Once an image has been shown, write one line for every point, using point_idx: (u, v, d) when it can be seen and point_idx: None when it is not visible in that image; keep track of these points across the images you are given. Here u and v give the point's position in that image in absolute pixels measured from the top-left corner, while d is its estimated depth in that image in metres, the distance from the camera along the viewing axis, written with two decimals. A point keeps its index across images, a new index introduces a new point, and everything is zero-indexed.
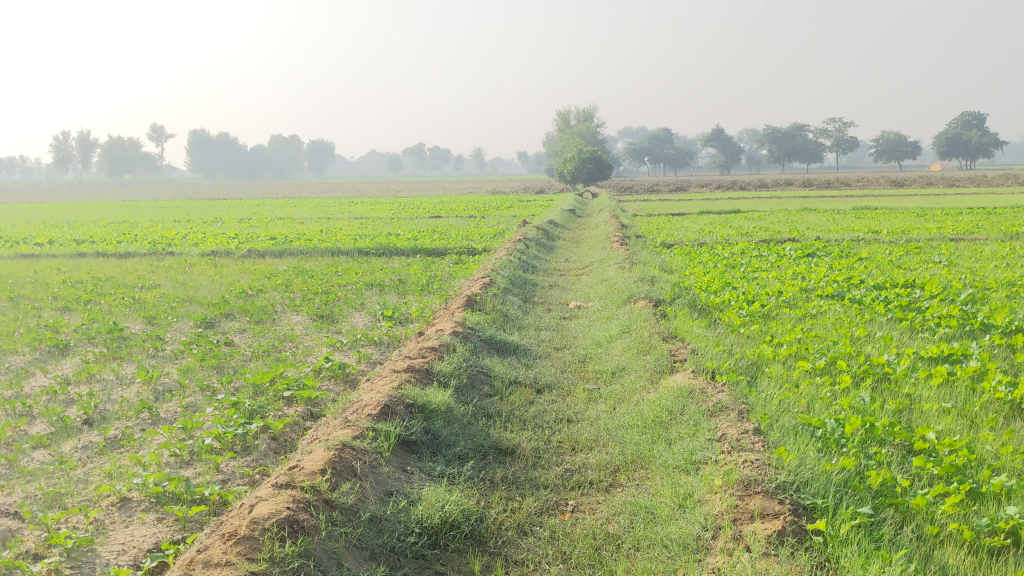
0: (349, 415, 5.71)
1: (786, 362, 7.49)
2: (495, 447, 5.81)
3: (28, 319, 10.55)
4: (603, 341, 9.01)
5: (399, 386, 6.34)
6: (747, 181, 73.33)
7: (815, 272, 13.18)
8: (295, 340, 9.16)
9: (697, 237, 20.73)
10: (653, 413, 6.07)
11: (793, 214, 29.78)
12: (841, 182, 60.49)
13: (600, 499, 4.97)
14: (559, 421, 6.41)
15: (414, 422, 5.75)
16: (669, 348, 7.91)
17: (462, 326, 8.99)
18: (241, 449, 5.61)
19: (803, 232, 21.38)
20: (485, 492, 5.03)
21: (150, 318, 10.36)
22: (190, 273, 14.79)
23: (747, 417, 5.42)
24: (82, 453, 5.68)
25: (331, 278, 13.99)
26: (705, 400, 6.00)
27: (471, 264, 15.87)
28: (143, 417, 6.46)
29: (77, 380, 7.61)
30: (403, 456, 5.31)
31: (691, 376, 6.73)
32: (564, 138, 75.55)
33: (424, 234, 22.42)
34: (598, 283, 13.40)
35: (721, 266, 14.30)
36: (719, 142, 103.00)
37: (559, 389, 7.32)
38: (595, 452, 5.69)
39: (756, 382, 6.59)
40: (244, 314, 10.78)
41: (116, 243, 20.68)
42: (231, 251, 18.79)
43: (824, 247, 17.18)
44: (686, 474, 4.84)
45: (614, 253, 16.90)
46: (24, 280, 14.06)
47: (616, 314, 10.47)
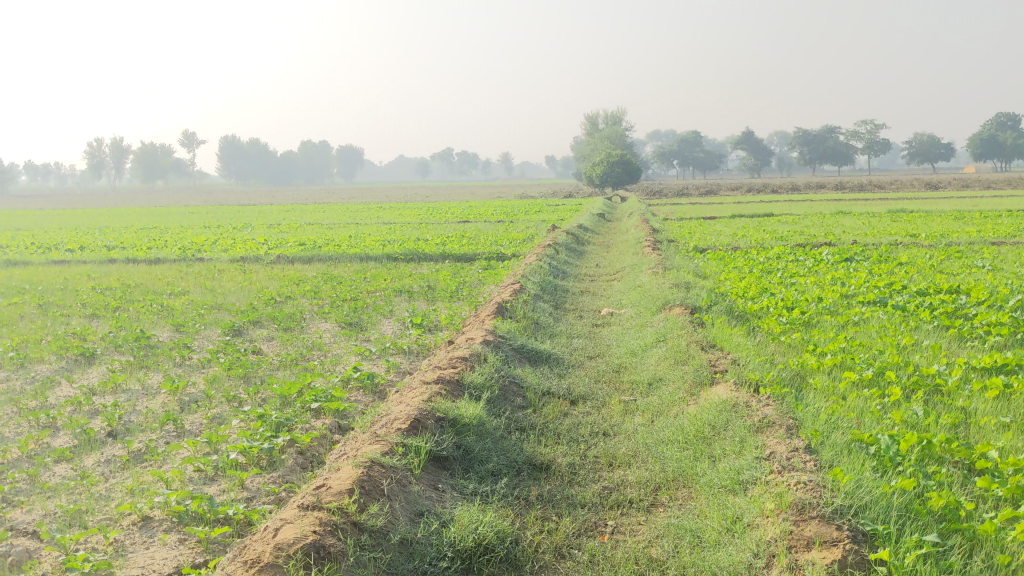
0: (378, 429, 5.50)
1: (831, 373, 7.19)
2: (530, 462, 5.58)
3: (56, 327, 10.47)
4: (637, 350, 8.74)
5: (430, 398, 6.13)
6: (777, 182, 72.66)
7: (854, 278, 12.82)
8: (324, 348, 8.99)
9: (729, 241, 20.40)
10: (695, 428, 5.81)
11: (825, 217, 29.30)
12: (874, 185, 59.69)
13: (641, 520, 4.72)
14: (595, 435, 6.16)
15: (445, 436, 5.53)
16: (709, 358, 7.64)
17: (494, 335, 8.77)
18: (267, 463, 5.42)
19: (839, 236, 20.94)
20: (520, 511, 4.80)
21: (178, 326, 10.23)
22: (219, 280, 14.71)
23: (796, 434, 5.15)
24: (105, 468, 5.52)
25: (360, 284, 13.83)
26: (749, 414, 5.72)
27: (500, 270, 15.67)
28: (168, 429, 6.29)
29: (103, 390, 7.48)
30: (434, 472, 5.10)
31: (734, 389, 6.46)
32: (592, 142, 75.27)
33: (453, 239, 22.24)
34: (631, 289, 13.14)
35: (757, 271, 13.96)
36: (749, 145, 102.13)
37: (594, 401, 7.07)
38: (634, 469, 5.44)
39: (802, 395, 6.30)
40: (272, 321, 10.64)
41: (146, 249, 20.68)
42: (260, 256, 18.72)
43: (862, 252, 16.77)
44: (734, 496, 4.59)
45: (646, 258, 16.63)
46: (54, 287, 14.02)
47: (650, 322, 10.19)
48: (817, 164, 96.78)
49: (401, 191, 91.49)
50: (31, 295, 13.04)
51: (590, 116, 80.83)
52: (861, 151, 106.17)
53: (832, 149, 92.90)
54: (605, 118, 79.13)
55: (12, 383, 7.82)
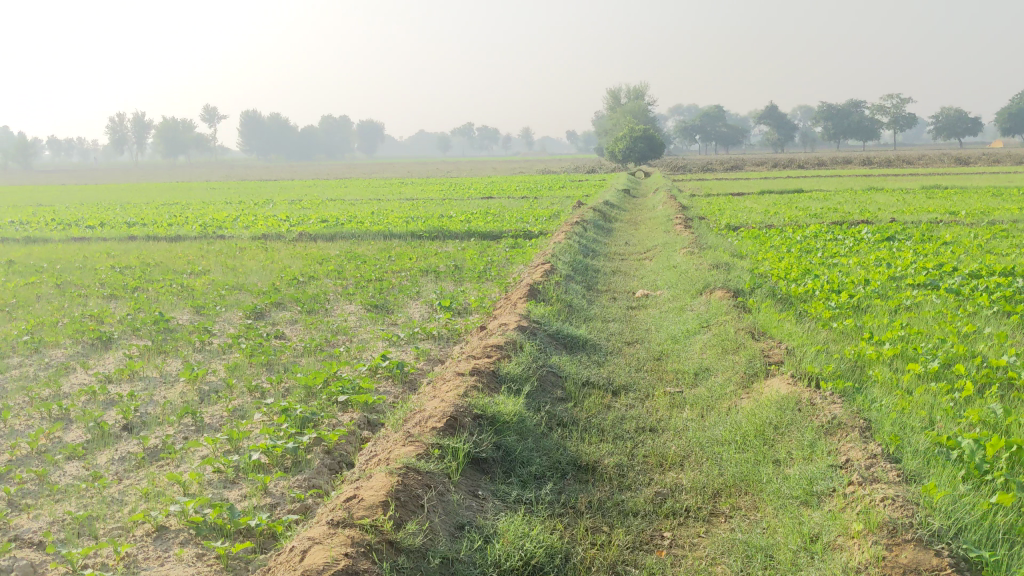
0: (411, 428, 5.08)
1: (892, 364, 6.68)
2: (574, 464, 5.14)
3: (74, 308, 10.13)
4: (680, 335, 8.29)
5: (465, 393, 5.70)
6: (805, 157, 71.54)
7: (900, 258, 12.24)
8: (350, 333, 8.59)
9: (763, 219, 19.81)
10: (754, 426, 5.35)
11: (858, 193, 28.61)
12: (903, 160, 58.56)
13: (702, 533, 4.28)
14: (642, 431, 5.72)
15: (483, 436, 5.12)
16: (759, 347, 7.16)
17: (527, 320, 8.34)
18: (292, 465, 5.02)
19: (875, 213, 20.29)
20: (568, 522, 4.38)
21: (198, 308, 9.85)
22: (240, 259, 14.31)
23: (872, 438, 4.69)
24: (119, 468, 5.14)
25: (385, 264, 13.41)
26: (815, 414, 5.26)
27: (528, 248, 15.23)
28: (186, 423, 5.91)
29: (119, 379, 7.11)
30: (472, 478, 4.69)
31: (793, 384, 5.99)
32: (614, 116, 74.30)
33: (477, 216, 21.80)
34: (666, 269, 12.64)
35: (797, 251, 13.40)
36: (774, 119, 100.63)
37: (636, 392, 6.63)
38: (689, 471, 4.99)
39: (866, 390, 5.81)
40: (295, 303, 10.24)
41: (167, 226, 20.37)
42: (282, 233, 18.33)
43: (903, 230, 16.18)
44: (808, 512, 4.15)
45: (678, 236, 16.13)
46: (72, 266, 13.68)
47: (690, 306, 9.70)
48: (841, 139, 95.37)
49: (424, 167, 91.02)
50: (49, 274, 12.72)
51: (612, 90, 79.73)
52: (887, 127, 104.51)
53: (857, 123, 91.44)
54: (628, 92, 77.90)
55: (24, 370, 7.47)
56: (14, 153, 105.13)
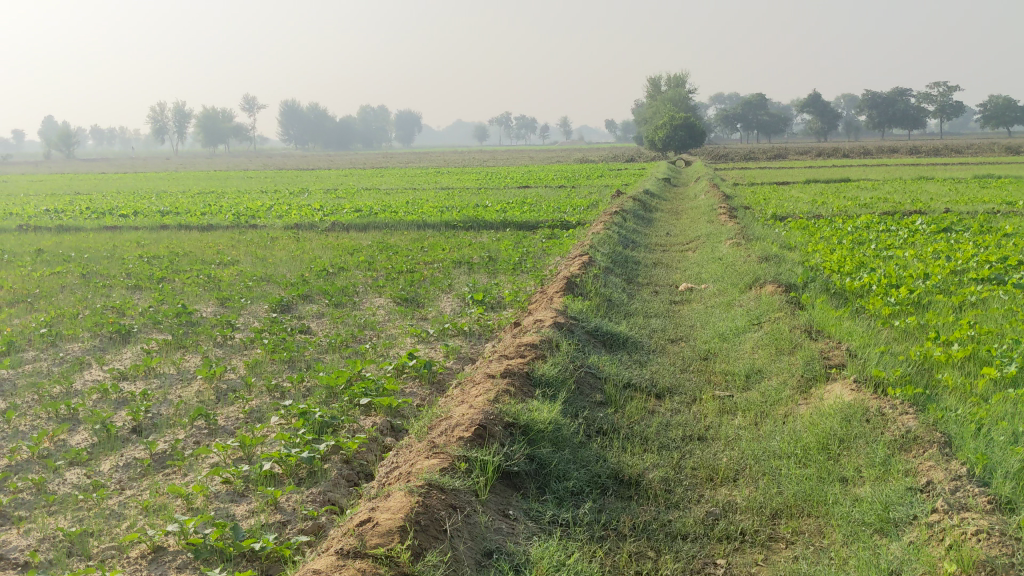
0: (436, 439, 4.64)
1: (963, 368, 6.09)
2: (615, 478, 4.67)
3: (96, 300, 9.82)
4: (728, 332, 7.76)
5: (496, 398, 5.25)
6: (848, 146, 70.05)
7: (959, 250, 11.57)
8: (377, 328, 8.18)
9: (810, 209, 19.09)
10: (816, 439, 4.83)
11: (908, 183, 27.71)
12: (951, 149, 57.00)
13: (761, 561, 3.79)
14: (689, 440, 5.22)
15: (516, 446, 4.66)
16: (817, 348, 6.63)
17: (564, 316, 7.86)
18: (306, 476, 4.59)
19: (928, 203, 19.49)
20: (609, 546, 3.91)
21: (223, 301, 9.51)
22: (271, 249, 14.00)
23: (953, 457, 4.17)
24: (122, 476, 4.76)
25: (417, 255, 13.01)
26: (885, 427, 4.73)
27: (565, 239, 14.73)
28: (199, 426, 5.53)
29: (134, 375, 6.76)
30: (503, 495, 4.24)
31: (856, 391, 5.46)
32: (653, 105, 73.31)
33: (514, 206, 21.34)
34: (710, 262, 12.09)
35: (848, 243, 12.76)
36: (817, 108, 98.68)
37: (682, 395, 6.13)
38: (743, 488, 4.49)
39: (938, 397, 5.25)
40: (323, 296, 9.86)
41: (201, 215, 20.17)
42: (315, 223, 18.02)
43: (959, 220, 15.41)
44: (884, 543, 3.64)
45: (723, 227, 15.53)
46: (101, 255, 13.44)
47: (738, 301, 9.17)
48: (886, 128, 93.35)
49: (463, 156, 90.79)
50: (76, 264, 12.49)
51: (652, 77, 78.68)
52: (933, 115, 102.13)
53: (902, 111, 89.33)
54: (667, 81, 76.80)
55: (37, 365, 7.15)
56: (59, 143, 106.73)
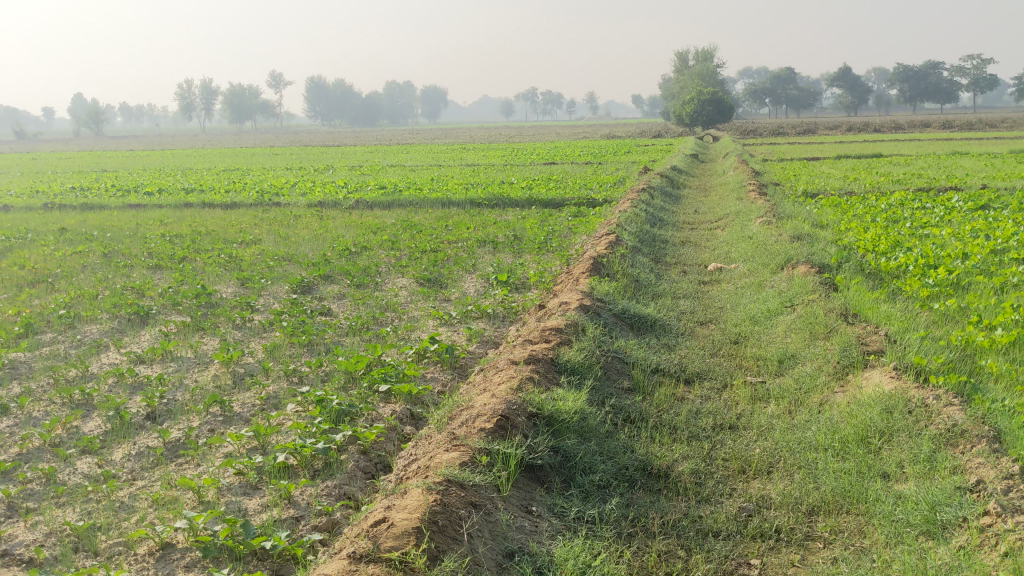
0: (456, 430, 4.46)
1: (1008, 354, 5.78)
2: (643, 470, 4.47)
3: (117, 280, 9.73)
4: (759, 315, 7.52)
5: (519, 386, 5.06)
6: (879, 122, 68.83)
7: (998, 228, 11.18)
8: (399, 309, 8.01)
9: (842, 186, 18.65)
10: (854, 430, 4.60)
11: (941, 158, 27.09)
12: (986, 124, 55.82)
13: (797, 561, 3.57)
14: (719, 429, 5.01)
15: (539, 438, 4.48)
16: (853, 333, 6.36)
17: (591, 298, 7.65)
18: (322, 468, 4.44)
19: (964, 179, 18.98)
20: (637, 544, 3.72)
21: (243, 281, 9.36)
22: (293, 228, 13.85)
23: (1004, 453, 3.94)
24: (133, 466, 4.64)
25: (441, 233, 12.82)
26: (929, 420, 4.49)
27: (592, 217, 14.47)
28: (214, 412, 5.40)
29: (151, 359, 6.64)
30: (525, 490, 4.06)
31: (896, 379, 5.21)
32: (681, 80, 72.38)
33: (539, 183, 21.09)
34: (740, 241, 11.80)
35: (882, 221, 12.40)
36: (848, 82, 97.05)
37: (712, 381, 5.91)
38: (778, 481, 4.27)
39: (983, 385, 4.99)
40: (344, 276, 9.69)
41: (224, 192, 20.06)
42: (339, 200, 17.87)
43: (997, 197, 14.97)
44: (930, 547, 3.42)
45: (752, 204, 15.20)
46: (123, 234, 13.36)
47: (770, 282, 8.91)
48: (918, 102, 91.66)
49: (489, 133, 90.34)
50: (98, 243, 12.40)
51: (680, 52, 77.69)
52: (967, 89, 100.09)
53: (935, 85, 87.54)
54: (695, 56, 75.83)
55: (54, 348, 7.05)
56: (86, 121, 107.59)
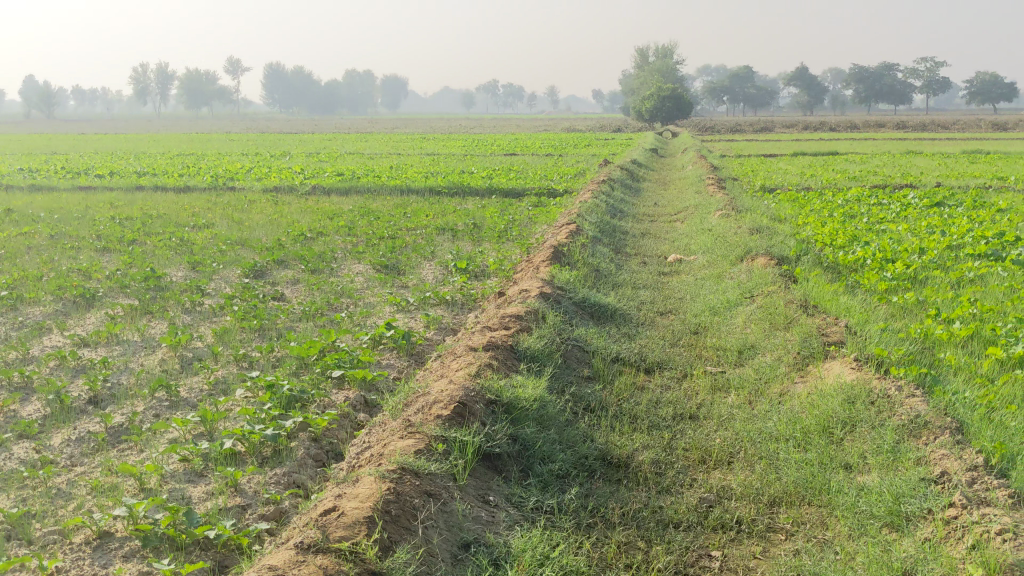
0: (412, 417, 4.33)
1: (966, 347, 5.77)
2: (603, 460, 4.37)
3: (63, 262, 9.42)
4: (720, 306, 7.47)
5: (477, 373, 4.93)
6: (834, 121, 69.71)
7: (953, 224, 11.27)
8: (355, 295, 7.83)
9: (800, 181, 18.76)
10: (816, 421, 4.54)
11: (896, 157, 27.39)
12: (938, 125, 56.71)
13: (759, 554, 3.49)
14: (679, 419, 4.93)
15: (497, 426, 4.36)
16: (814, 324, 6.32)
17: (551, 286, 7.54)
18: (271, 455, 4.27)
19: (918, 177, 19.19)
20: (596, 535, 3.61)
21: (194, 265, 9.11)
22: (248, 212, 13.56)
23: (967, 445, 3.90)
24: (73, 452, 4.44)
25: (400, 221, 12.63)
26: (892, 410, 4.44)
27: (552, 207, 14.38)
28: (160, 397, 5.20)
29: (96, 342, 6.40)
30: (482, 479, 3.93)
31: (857, 370, 5.17)
32: (641, 75, 72.59)
33: (499, 173, 20.94)
34: (699, 233, 11.78)
35: (840, 216, 12.46)
36: (805, 82, 98.12)
37: (672, 370, 5.83)
38: (739, 472, 4.20)
39: (943, 377, 4.96)
40: (299, 261, 9.48)
41: (178, 176, 19.65)
42: (295, 186, 17.56)
43: (951, 194, 15.14)
44: (895, 540, 3.37)
45: (711, 197, 15.22)
46: (71, 216, 12.97)
47: (729, 274, 8.88)
48: (872, 103, 93.04)
49: (449, 124, 89.99)
50: (44, 224, 12.02)
51: (641, 47, 77.85)
52: (921, 91, 101.73)
53: (889, 86, 88.91)
54: (655, 51, 76.12)
55: None
56: (36, 103, 105.14)
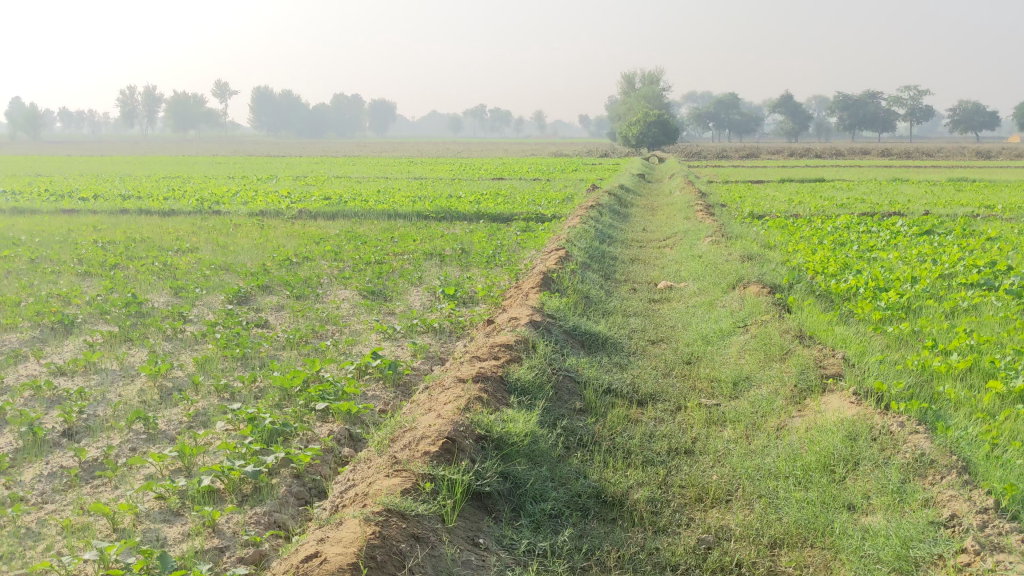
0: (398, 453, 4.16)
1: (965, 380, 5.64)
2: (596, 498, 4.22)
3: (42, 286, 9.22)
4: (713, 335, 7.34)
5: (466, 406, 4.77)
6: (819, 147, 70.16)
7: (945, 253, 11.21)
8: (341, 323, 7.66)
9: (788, 208, 18.73)
10: (816, 458, 4.41)
11: (884, 184, 27.45)
12: (923, 153, 57.09)
13: None
14: (674, 454, 4.78)
15: (488, 463, 4.20)
16: (810, 356, 6.20)
17: (541, 314, 7.40)
18: (251, 493, 4.09)
19: (906, 205, 19.19)
20: None
21: (176, 290, 8.92)
22: (233, 236, 13.39)
23: (975, 486, 3.80)
24: (44, 488, 4.24)
25: (387, 245, 12.49)
26: (896, 448, 4.31)
27: (541, 233, 14.26)
28: (137, 430, 5.01)
29: (72, 371, 6.20)
30: (472, 520, 3.77)
31: (856, 405, 5.04)
32: (628, 102, 72.95)
33: (487, 197, 20.86)
34: (689, 259, 11.68)
35: (830, 243, 12.39)
36: (790, 109, 98.84)
37: (666, 403, 5.69)
38: (738, 511, 4.05)
39: (944, 412, 4.83)
40: (284, 287, 9.30)
41: (163, 199, 19.46)
42: (281, 210, 17.38)
43: (940, 223, 15.11)
44: None
45: (700, 224, 15.14)
46: (53, 239, 12.76)
47: (721, 302, 8.76)
48: (857, 130, 93.77)
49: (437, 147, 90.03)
50: (25, 247, 11.81)
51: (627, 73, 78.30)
52: (905, 119, 102.61)
53: (873, 114, 89.69)
54: (642, 77, 76.57)
55: None
56: (22, 124, 104.85)
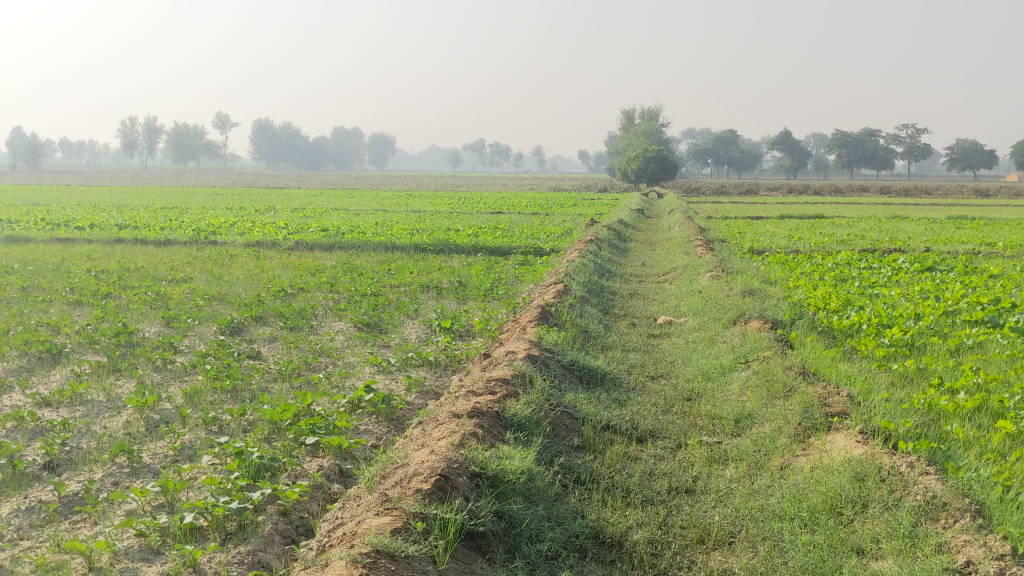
0: (390, 490, 4.02)
1: (973, 420, 5.47)
2: (594, 539, 4.06)
3: (32, 315, 9.09)
4: (714, 371, 7.20)
5: (461, 442, 4.63)
6: (817, 184, 70.28)
7: (948, 290, 11.08)
8: (334, 355, 7.53)
9: (788, 244, 18.61)
10: (823, 499, 4.27)
11: (884, 221, 27.36)
12: (921, 191, 57.16)
13: None
14: (675, 493, 4.62)
15: (482, 502, 4.05)
16: (813, 394, 6.06)
17: (539, 348, 7.26)
18: (234, 531, 3.93)
19: (907, 242, 19.05)
20: None
21: (169, 321, 8.78)
22: (228, 267, 13.28)
23: (990, 531, 3.66)
24: (21, 523, 4.08)
25: (384, 277, 12.37)
26: (905, 489, 4.16)
27: (539, 266, 14.17)
28: (121, 463, 4.85)
29: (58, 402, 6.05)
30: (465, 561, 3.61)
31: (863, 444, 4.90)
32: (627, 138, 73.24)
33: (486, 231, 20.79)
34: (689, 294, 11.56)
35: (831, 279, 12.27)
36: (789, 146, 99.28)
37: (666, 440, 5.54)
38: (742, 554, 3.89)
39: (953, 452, 4.68)
40: (278, 318, 9.17)
41: (159, 229, 19.38)
42: (278, 241, 17.29)
43: (942, 260, 14.99)
44: None
45: (700, 259, 15.03)
46: (46, 268, 12.64)
47: (721, 337, 8.63)
48: (855, 168, 94.11)
49: (436, 180, 90.22)
50: (18, 276, 11.69)
51: (626, 110, 78.70)
52: (903, 157, 103.01)
53: (871, 152, 90.06)
54: (641, 114, 77.09)
55: None
56: (23, 153, 105.21)
